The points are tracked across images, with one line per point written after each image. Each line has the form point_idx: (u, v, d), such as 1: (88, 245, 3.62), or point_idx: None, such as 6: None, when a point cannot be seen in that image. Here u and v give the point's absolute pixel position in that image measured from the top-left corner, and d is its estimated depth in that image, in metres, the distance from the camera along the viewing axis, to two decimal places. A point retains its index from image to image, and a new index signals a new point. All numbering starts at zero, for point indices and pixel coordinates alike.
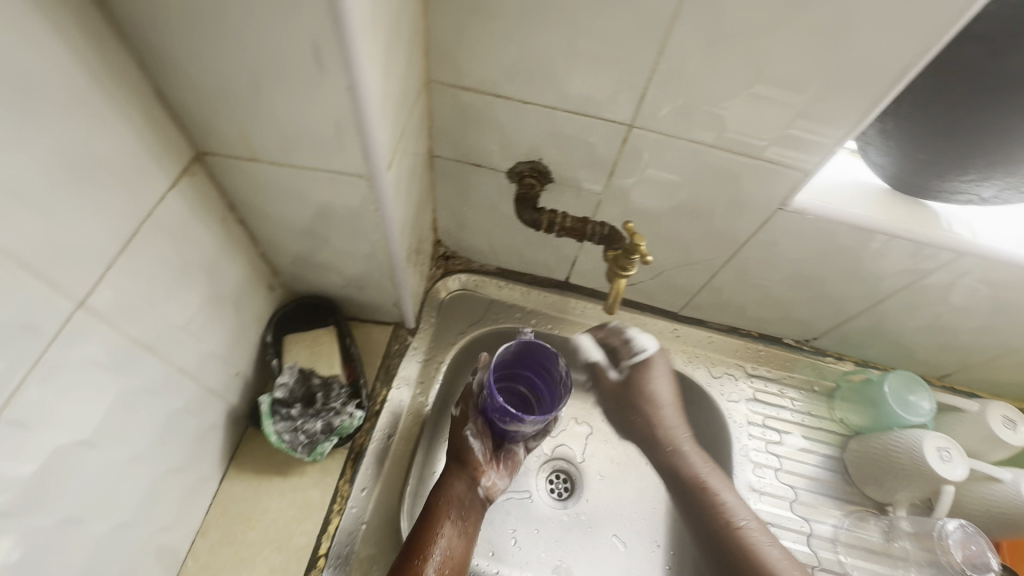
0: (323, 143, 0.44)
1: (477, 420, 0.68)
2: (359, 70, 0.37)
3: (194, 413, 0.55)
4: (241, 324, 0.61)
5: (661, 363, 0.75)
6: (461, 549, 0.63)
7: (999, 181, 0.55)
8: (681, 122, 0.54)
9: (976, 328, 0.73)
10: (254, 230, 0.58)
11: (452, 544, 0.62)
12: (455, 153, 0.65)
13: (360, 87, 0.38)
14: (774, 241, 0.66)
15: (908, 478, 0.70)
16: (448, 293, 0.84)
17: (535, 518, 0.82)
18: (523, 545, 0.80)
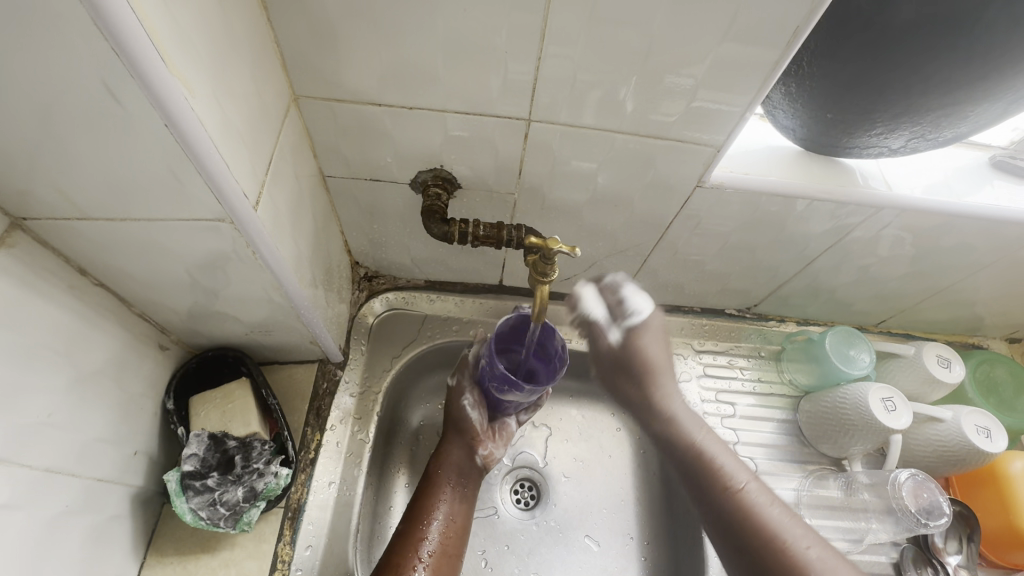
0: (163, 187, 0.37)
1: (473, 390, 0.70)
2: (170, 97, 0.31)
3: (84, 510, 0.48)
4: (130, 397, 0.54)
5: (653, 324, 0.73)
6: (462, 516, 0.64)
7: (906, 131, 0.54)
8: (580, 110, 0.51)
9: (903, 275, 0.74)
10: (122, 291, 0.50)
11: (450, 514, 0.63)
12: (349, 171, 0.59)
13: (178, 116, 0.32)
14: (700, 218, 0.64)
15: (859, 432, 0.71)
16: (375, 317, 0.77)
17: (503, 534, 0.76)
18: (494, 565, 0.74)
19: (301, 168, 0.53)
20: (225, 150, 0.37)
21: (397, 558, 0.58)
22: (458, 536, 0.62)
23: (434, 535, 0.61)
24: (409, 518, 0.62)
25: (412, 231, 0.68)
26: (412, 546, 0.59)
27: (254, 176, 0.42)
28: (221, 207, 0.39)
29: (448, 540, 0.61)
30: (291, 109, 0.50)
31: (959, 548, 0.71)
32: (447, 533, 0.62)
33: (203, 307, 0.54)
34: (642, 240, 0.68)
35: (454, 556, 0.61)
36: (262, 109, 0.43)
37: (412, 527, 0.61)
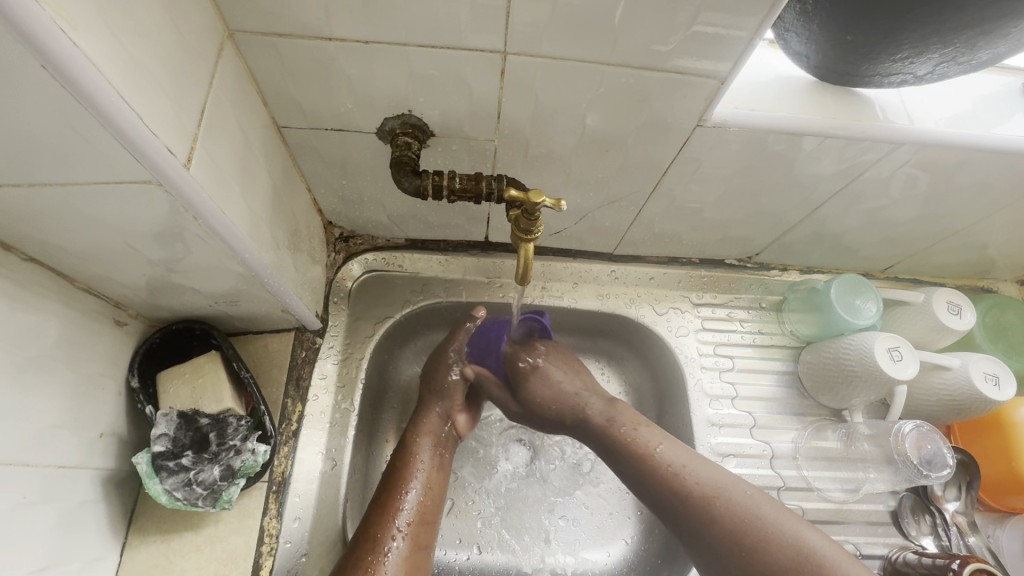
0: (61, 141, 0.31)
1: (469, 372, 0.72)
2: (23, 7, 0.24)
3: (48, 499, 0.46)
4: (86, 379, 0.50)
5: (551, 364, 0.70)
6: (436, 481, 0.63)
7: (935, 54, 0.47)
8: (563, 40, 0.44)
9: (916, 217, 0.69)
10: (60, 265, 0.46)
11: (424, 480, 0.62)
12: (306, 121, 0.52)
13: (27, 16, 0.25)
14: (700, 161, 0.58)
15: (861, 383, 0.68)
16: (354, 281, 0.72)
17: (497, 492, 0.75)
18: (489, 523, 0.73)
19: (248, 119, 0.47)
20: (113, 74, 0.29)
21: (377, 526, 0.57)
22: (434, 501, 0.62)
23: (412, 501, 0.60)
24: (386, 485, 0.61)
25: (386, 187, 0.62)
26: (389, 516, 0.58)
27: (171, 115, 0.35)
28: (123, 147, 0.32)
29: (424, 508, 0.60)
30: (226, 48, 0.43)
31: (958, 495, 0.71)
32: (424, 500, 0.61)
33: (156, 281, 0.50)
34: (636, 190, 0.63)
35: (428, 522, 0.60)
36: (182, 44, 0.36)
37: (389, 493, 0.60)
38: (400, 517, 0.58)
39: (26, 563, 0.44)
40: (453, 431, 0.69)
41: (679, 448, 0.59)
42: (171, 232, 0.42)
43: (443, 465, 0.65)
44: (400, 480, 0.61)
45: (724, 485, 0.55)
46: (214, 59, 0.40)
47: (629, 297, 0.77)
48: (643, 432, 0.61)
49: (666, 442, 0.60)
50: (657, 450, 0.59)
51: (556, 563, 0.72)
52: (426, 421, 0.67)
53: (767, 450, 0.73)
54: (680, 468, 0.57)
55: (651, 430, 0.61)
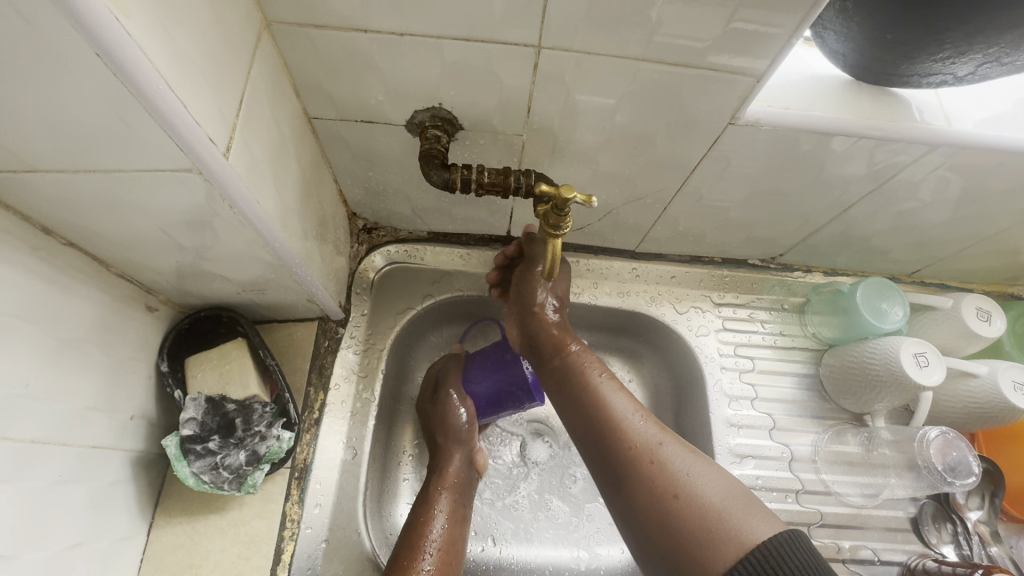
0: (105, 126, 0.32)
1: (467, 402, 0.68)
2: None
3: (81, 477, 0.47)
4: (119, 362, 0.51)
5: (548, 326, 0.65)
6: (456, 536, 0.60)
7: (978, 54, 0.46)
8: (598, 35, 0.44)
9: (948, 221, 0.67)
10: (97, 250, 0.46)
11: (444, 535, 0.59)
12: (337, 112, 0.53)
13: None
14: (729, 160, 0.57)
15: (885, 388, 0.67)
16: (377, 272, 0.72)
17: (513, 484, 0.76)
18: (504, 514, 0.74)
19: (281, 109, 0.47)
20: (158, 58, 0.30)
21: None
22: (455, 553, 0.59)
23: (433, 551, 0.57)
24: (405, 539, 0.58)
25: (412, 179, 0.62)
26: (410, 565, 0.55)
27: (211, 100, 0.35)
28: (164, 132, 0.32)
29: (447, 564, 0.57)
30: (263, 38, 0.43)
31: (981, 504, 0.70)
32: (444, 550, 0.58)
33: (188, 268, 0.51)
34: (662, 187, 0.62)
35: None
36: (223, 33, 0.36)
37: (409, 547, 0.57)
38: (421, 572, 0.54)
39: (58, 539, 0.45)
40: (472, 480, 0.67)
41: (632, 400, 0.57)
42: (205, 219, 0.42)
43: (463, 518, 0.62)
44: (421, 534, 0.58)
45: (662, 437, 0.53)
46: (252, 49, 0.41)
47: (649, 294, 0.77)
48: (598, 376, 0.59)
49: (617, 388, 0.58)
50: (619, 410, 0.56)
51: (568, 557, 0.73)
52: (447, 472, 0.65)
53: (786, 452, 0.72)
54: (625, 411, 0.55)
55: (591, 358, 0.61)
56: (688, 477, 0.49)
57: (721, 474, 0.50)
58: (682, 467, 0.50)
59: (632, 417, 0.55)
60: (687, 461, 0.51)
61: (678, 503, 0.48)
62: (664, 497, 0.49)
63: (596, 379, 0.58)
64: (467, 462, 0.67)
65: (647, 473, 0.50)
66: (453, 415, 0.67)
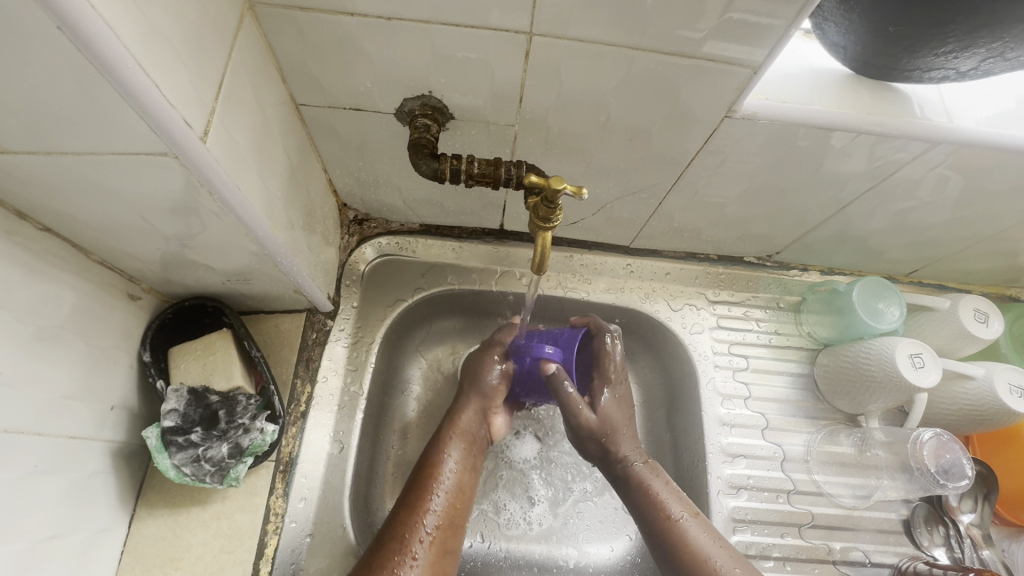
0: (75, 105, 0.31)
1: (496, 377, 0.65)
2: None
3: (58, 468, 0.46)
4: (99, 351, 0.50)
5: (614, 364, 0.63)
6: (467, 482, 0.60)
7: (981, 49, 0.45)
8: (591, 22, 0.42)
9: (947, 221, 0.66)
10: (75, 237, 0.45)
11: (455, 480, 0.59)
12: (324, 100, 0.52)
13: None
14: (725, 155, 0.56)
15: (881, 389, 0.66)
16: (367, 264, 0.71)
17: (502, 480, 0.75)
18: (492, 510, 0.73)
19: (266, 94, 0.46)
20: (128, 35, 0.28)
21: (402, 526, 0.53)
22: (462, 500, 0.58)
23: (442, 498, 0.57)
24: (416, 483, 0.58)
25: (403, 170, 0.61)
26: (417, 511, 0.55)
27: (187, 82, 0.34)
28: (136, 113, 0.31)
29: (454, 509, 0.57)
30: (246, 20, 0.42)
31: (974, 506, 0.70)
32: (454, 497, 0.57)
33: (170, 256, 0.49)
34: (657, 182, 0.61)
35: (457, 525, 0.56)
36: (201, 11, 0.35)
37: (418, 493, 0.56)
38: (428, 518, 0.54)
39: (33, 531, 0.44)
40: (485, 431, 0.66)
41: (708, 527, 0.57)
42: (185, 206, 0.41)
43: (474, 467, 0.62)
44: (432, 478, 0.58)
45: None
46: (233, 30, 0.40)
47: (643, 291, 0.76)
48: (672, 506, 0.58)
49: (695, 519, 0.57)
50: (661, 493, 0.59)
51: (556, 555, 0.72)
52: (461, 417, 0.64)
53: (778, 452, 0.71)
54: (708, 547, 0.55)
55: (658, 478, 0.60)
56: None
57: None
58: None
59: (712, 549, 0.54)
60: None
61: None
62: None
63: (674, 512, 0.57)
64: (483, 415, 0.65)
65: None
66: (485, 371, 0.65)
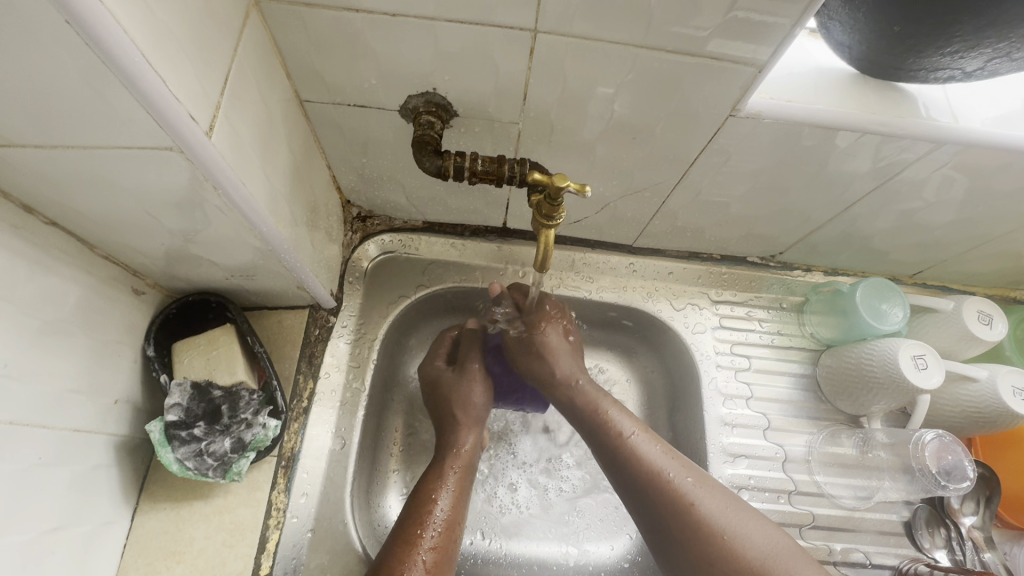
0: (81, 98, 0.31)
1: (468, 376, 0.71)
2: None
3: (63, 461, 0.47)
4: (103, 345, 0.51)
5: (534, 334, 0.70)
6: (461, 514, 0.60)
7: (987, 49, 0.45)
8: (596, 20, 0.42)
9: (952, 222, 0.66)
10: (80, 231, 0.46)
11: (451, 511, 0.59)
12: (329, 96, 0.52)
13: None
14: (729, 154, 0.56)
15: (882, 390, 0.66)
16: (370, 261, 0.71)
17: (504, 479, 0.75)
18: (494, 510, 0.73)
19: (271, 90, 0.46)
20: (136, 30, 0.29)
21: (401, 558, 0.53)
22: (457, 532, 0.58)
23: (439, 528, 0.57)
24: (413, 513, 0.58)
25: (407, 167, 0.61)
26: (413, 542, 0.55)
27: (193, 78, 0.34)
28: (142, 109, 0.31)
29: (450, 538, 0.57)
30: (252, 16, 0.42)
31: (975, 509, 0.69)
32: (449, 527, 0.57)
33: (174, 251, 0.50)
34: (661, 180, 0.61)
35: (452, 554, 0.56)
36: (207, 7, 0.35)
37: (412, 522, 0.57)
38: (426, 548, 0.54)
39: (37, 523, 0.44)
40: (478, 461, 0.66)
41: (684, 464, 0.56)
42: (190, 202, 0.41)
43: (467, 499, 0.62)
44: (429, 508, 0.58)
45: (698, 479, 0.55)
46: (239, 26, 0.40)
47: (646, 290, 0.76)
48: (619, 418, 0.60)
49: (643, 433, 0.59)
50: (630, 433, 0.59)
51: (557, 555, 0.72)
52: (459, 450, 0.65)
53: (780, 453, 0.71)
54: (655, 455, 0.56)
55: (606, 398, 0.63)
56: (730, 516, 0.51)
57: (784, 536, 0.51)
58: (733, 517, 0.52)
59: (659, 455, 0.56)
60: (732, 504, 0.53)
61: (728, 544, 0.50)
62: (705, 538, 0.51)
63: (623, 425, 0.59)
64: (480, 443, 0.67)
65: (689, 511, 0.52)
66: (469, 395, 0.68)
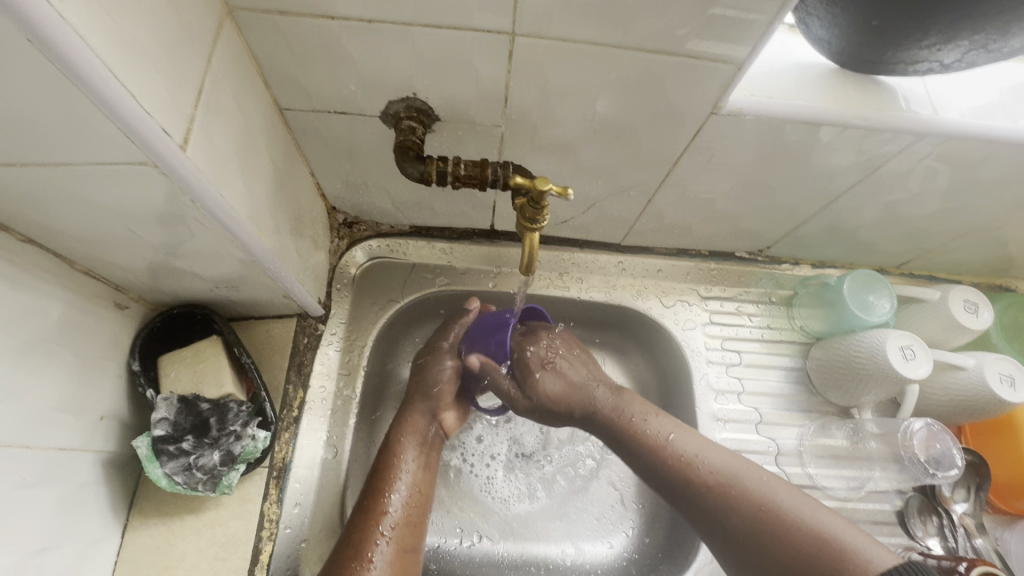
0: (50, 117, 0.30)
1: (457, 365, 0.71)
2: None
3: (48, 481, 0.46)
4: (86, 362, 0.50)
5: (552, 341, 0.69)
6: (424, 485, 0.62)
7: (965, 41, 0.45)
8: (573, 22, 0.42)
9: (936, 213, 0.67)
10: (59, 248, 0.45)
11: (413, 482, 0.61)
12: (308, 104, 0.51)
13: None
14: (712, 151, 0.56)
15: (871, 381, 0.66)
16: (358, 268, 0.71)
17: (497, 449, 0.77)
18: (479, 473, 0.75)
19: (248, 100, 0.46)
20: (100, 44, 0.28)
21: (361, 533, 0.55)
22: (422, 502, 0.61)
23: (400, 502, 0.59)
24: (373, 485, 0.60)
25: (391, 172, 0.61)
26: (376, 517, 0.57)
27: (164, 91, 0.33)
28: (110, 121, 0.31)
29: (412, 509, 0.59)
30: (226, 26, 0.41)
31: (966, 496, 0.70)
32: (411, 501, 0.60)
33: (157, 264, 0.49)
34: (646, 179, 0.61)
35: (417, 525, 0.59)
36: (176, 18, 0.34)
37: (376, 499, 0.58)
38: (386, 521, 0.57)
39: (24, 544, 0.44)
40: (437, 432, 0.67)
41: (697, 437, 0.57)
42: (169, 215, 0.41)
43: (429, 468, 0.64)
44: (390, 480, 0.60)
45: (741, 472, 0.53)
46: (212, 36, 0.39)
47: (636, 288, 0.76)
48: (644, 419, 0.60)
49: (678, 433, 0.58)
50: (667, 440, 0.57)
51: (515, 553, 0.72)
52: (412, 421, 0.66)
53: (772, 446, 0.72)
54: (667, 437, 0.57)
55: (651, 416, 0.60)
56: (798, 508, 0.48)
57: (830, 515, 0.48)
58: (774, 500, 0.50)
59: (697, 454, 0.55)
60: (798, 498, 0.49)
61: (786, 536, 0.47)
62: (762, 534, 0.48)
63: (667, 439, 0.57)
64: (433, 415, 0.67)
65: (715, 491, 0.52)
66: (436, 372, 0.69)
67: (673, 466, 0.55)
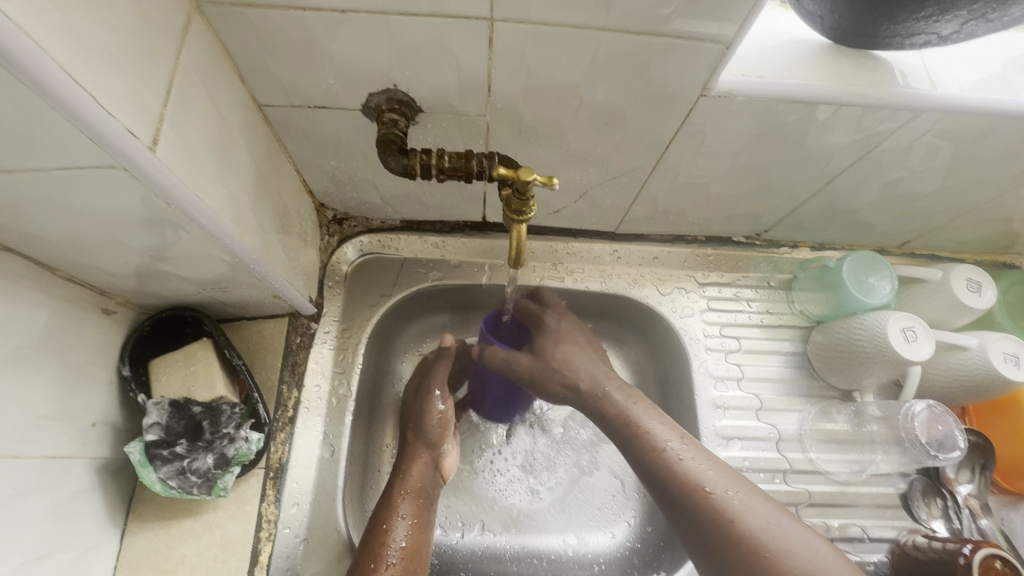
0: (11, 123, 0.29)
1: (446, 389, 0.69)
2: None
3: (41, 489, 0.46)
4: (74, 369, 0.50)
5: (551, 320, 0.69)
6: (422, 535, 0.60)
7: (962, 11, 0.43)
8: (552, 4, 0.41)
9: (937, 190, 0.65)
10: (40, 256, 0.44)
11: (411, 530, 0.59)
12: (288, 99, 0.50)
13: None
14: (704, 135, 0.55)
15: (872, 363, 0.66)
16: (349, 265, 0.70)
17: (503, 439, 0.77)
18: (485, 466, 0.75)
19: (223, 97, 0.44)
20: (51, 43, 0.27)
21: None
22: (420, 552, 0.58)
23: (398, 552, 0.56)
24: (370, 536, 0.57)
25: (377, 167, 0.60)
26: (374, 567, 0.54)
27: (129, 91, 0.32)
28: (72, 125, 0.30)
29: (411, 560, 0.56)
30: (194, 21, 0.40)
31: (971, 477, 0.69)
32: (410, 550, 0.57)
33: (140, 268, 0.48)
34: (638, 165, 0.60)
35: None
36: (137, 13, 0.33)
37: (373, 550, 0.56)
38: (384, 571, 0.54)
39: (20, 552, 0.44)
40: (437, 480, 0.66)
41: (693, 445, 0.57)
42: (145, 219, 0.40)
43: (429, 518, 0.62)
44: (386, 530, 0.58)
45: (737, 491, 0.52)
46: (179, 31, 0.38)
47: (632, 277, 0.75)
48: (653, 425, 0.59)
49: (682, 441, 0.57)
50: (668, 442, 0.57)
51: (517, 545, 0.71)
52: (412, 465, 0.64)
53: (773, 432, 0.71)
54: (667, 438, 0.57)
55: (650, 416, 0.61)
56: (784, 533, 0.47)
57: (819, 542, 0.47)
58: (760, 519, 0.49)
59: (699, 463, 0.54)
60: (815, 541, 0.47)
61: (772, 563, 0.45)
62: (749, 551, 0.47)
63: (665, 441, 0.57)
64: (431, 461, 0.66)
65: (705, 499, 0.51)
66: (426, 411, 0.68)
67: (665, 467, 0.55)
